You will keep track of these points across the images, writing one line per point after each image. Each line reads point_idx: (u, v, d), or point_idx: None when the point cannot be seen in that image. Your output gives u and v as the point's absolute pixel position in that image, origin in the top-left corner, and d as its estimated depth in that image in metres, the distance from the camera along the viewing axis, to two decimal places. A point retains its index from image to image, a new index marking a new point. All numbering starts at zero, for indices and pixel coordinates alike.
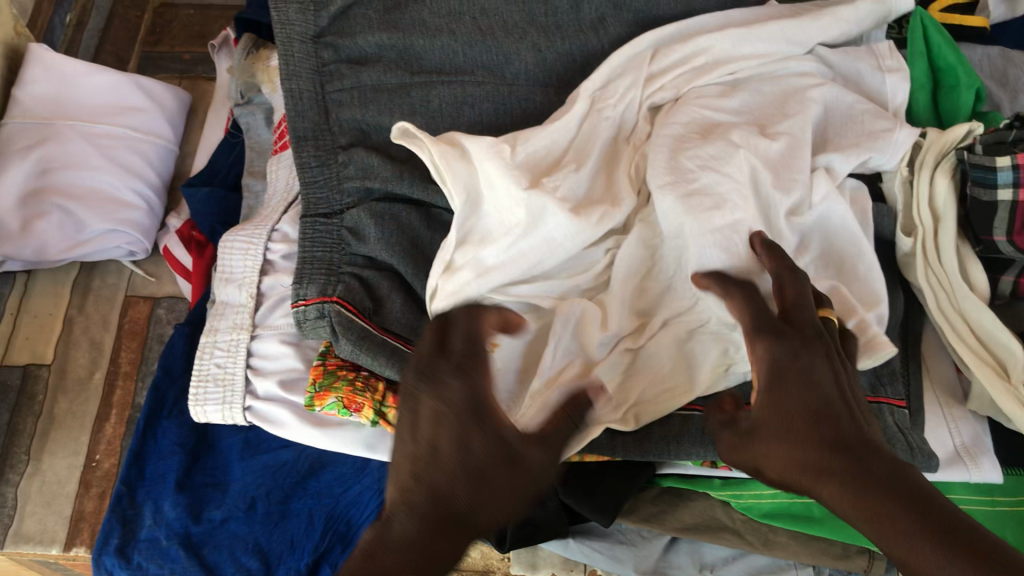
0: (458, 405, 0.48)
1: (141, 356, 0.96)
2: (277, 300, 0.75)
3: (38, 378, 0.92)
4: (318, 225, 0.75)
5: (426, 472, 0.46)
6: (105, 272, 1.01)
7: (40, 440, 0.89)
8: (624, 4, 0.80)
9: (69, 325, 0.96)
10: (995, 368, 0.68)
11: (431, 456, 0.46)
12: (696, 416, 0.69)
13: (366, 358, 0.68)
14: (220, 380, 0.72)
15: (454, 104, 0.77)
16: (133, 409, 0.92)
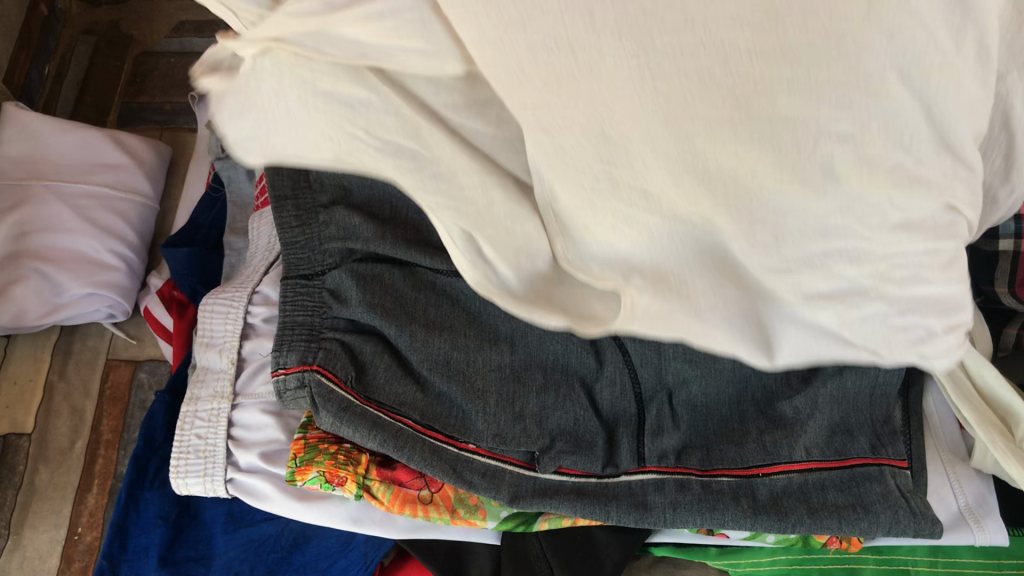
0: None
1: (123, 424, 0.96)
2: (257, 367, 0.74)
3: (18, 447, 0.93)
4: (299, 288, 0.73)
5: None
6: (86, 335, 1.01)
7: (20, 513, 0.90)
8: None
9: (49, 391, 0.96)
10: (1003, 429, 0.67)
11: None
12: (695, 479, 0.67)
13: (347, 430, 0.67)
14: (201, 452, 0.70)
15: None
16: (115, 480, 0.92)
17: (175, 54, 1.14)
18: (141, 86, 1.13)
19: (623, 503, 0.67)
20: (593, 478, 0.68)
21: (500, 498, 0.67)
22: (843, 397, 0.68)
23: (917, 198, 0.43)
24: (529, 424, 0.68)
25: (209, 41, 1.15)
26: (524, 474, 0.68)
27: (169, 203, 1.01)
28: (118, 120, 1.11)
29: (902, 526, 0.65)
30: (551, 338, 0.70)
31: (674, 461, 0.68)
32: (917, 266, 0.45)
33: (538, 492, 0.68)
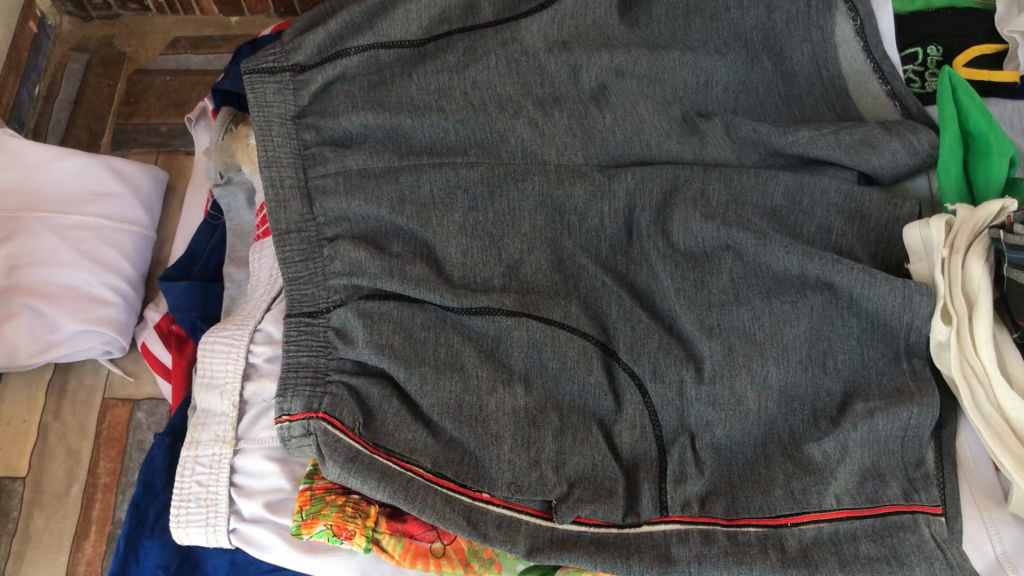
0: None
1: (121, 466, 0.93)
2: (260, 410, 0.70)
3: (11, 493, 0.90)
4: (302, 327, 0.69)
5: None
6: (81, 371, 0.98)
7: (15, 562, 0.87)
8: (626, 71, 0.76)
9: (44, 431, 0.94)
10: None
11: None
12: (721, 530, 0.64)
13: (356, 481, 0.63)
14: (202, 501, 0.67)
15: (445, 190, 0.70)
16: (113, 526, 0.89)
17: (170, 72, 1.12)
18: (137, 106, 1.10)
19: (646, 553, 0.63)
20: (614, 529, 0.65)
21: (516, 552, 0.64)
22: (874, 439, 0.65)
23: None
24: (546, 471, 0.65)
25: (205, 58, 1.13)
26: (542, 525, 0.65)
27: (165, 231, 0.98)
28: (113, 142, 1.08)
29: None
30: (568, 377, 0.68)
31: (699, 510, 0.65)
32: None
33: (556, 544, 0.64)
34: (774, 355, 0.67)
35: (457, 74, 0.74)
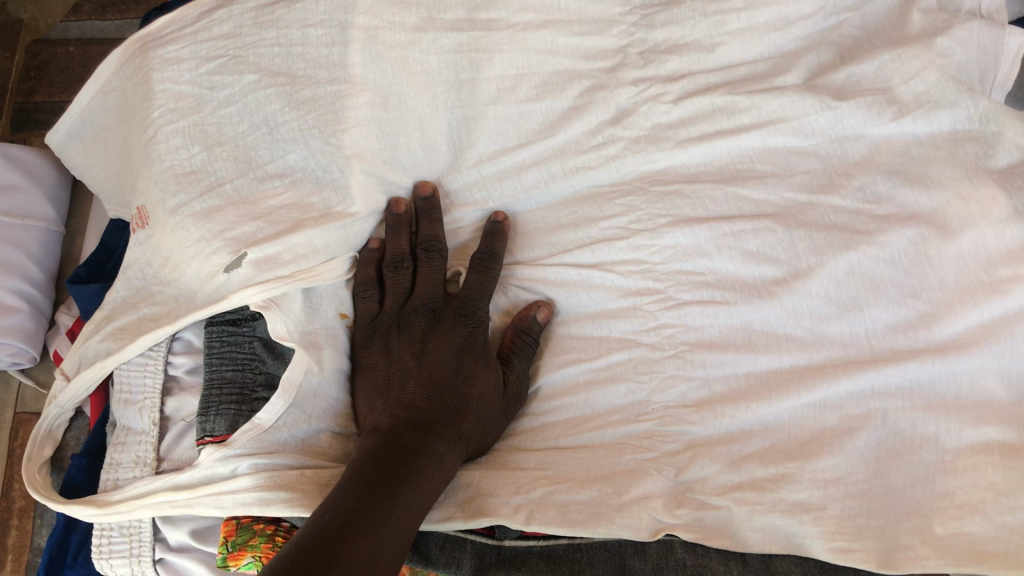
0: (378, 452, 0.58)
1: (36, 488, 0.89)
2: (185, 428, 0.65)
3: None
4: (225, 341, 0.64)
5: (416, 386, 0.62)
6: None
7: None
8: (560, 52, 0.70)
9: None
10: None
11: (426, 367, 0.63)
12: (680, 538, 0.62)
13: (285, 510, 0.57)
14: (126, 529, 0.62)
15: (391, 320, 0.66)
16: (33, 554, 0.87)
17: (74, 41, 1.04)
18: (43, 80, 1.02)
19: (601, 568, 0.61)
20: (562, 541, 0.62)
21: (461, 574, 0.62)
22: None
23: (693, 319, 0.66)
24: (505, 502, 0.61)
25: (113, 24, 1.05)
26: (486, 543, 0.63)
27: (78, 223, 0.89)
28: (12, 122, 1.01)
29: None
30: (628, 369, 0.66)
31: (664, 521, 0.61)
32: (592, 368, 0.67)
33: (505, 563, 0.62)
34: (752, 349, 0.65)
35: (390, 81, 0.68)
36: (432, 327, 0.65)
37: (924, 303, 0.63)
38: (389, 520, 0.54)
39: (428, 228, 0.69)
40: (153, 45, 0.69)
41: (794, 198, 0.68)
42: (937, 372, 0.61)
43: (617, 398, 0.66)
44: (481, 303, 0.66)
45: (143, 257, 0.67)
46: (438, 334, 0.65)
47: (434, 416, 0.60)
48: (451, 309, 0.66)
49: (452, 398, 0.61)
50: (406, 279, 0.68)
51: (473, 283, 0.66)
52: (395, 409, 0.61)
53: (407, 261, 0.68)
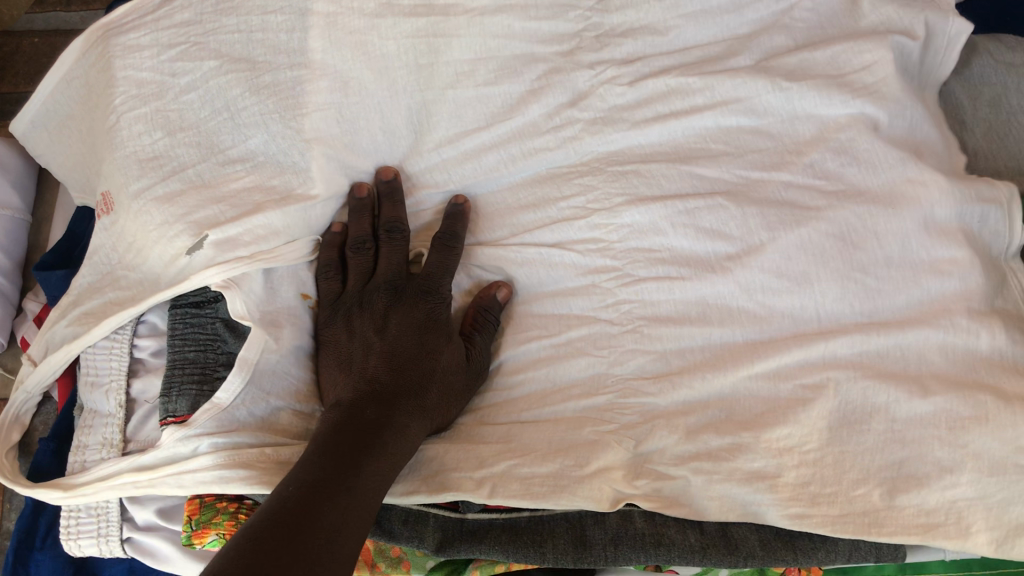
0: (339, 424, 0.58)
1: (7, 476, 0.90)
2: (150, 410, 0.66)
3: None
4: (188, 322, 0.65)
5: (377, 360, 0.63)
6: None
7: None
8: (516, 35, 0.71)
9: None
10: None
11: (388, 342, 0.64)
12: (639, 508, 0.63)
13: (242, 487, 0.58)
14: (93, 510, 0.62)
15: (353, 298, 0.67)
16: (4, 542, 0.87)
17: (40, 32, 1.04)
18: (11, 72, 1.03)
19: (563, 540, 0.62)
20: (524, 513, 0.64)
21: (425, 547, 0.63)
22: None
23: (650, 294, 0.67)
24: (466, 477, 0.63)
25: (79, 16, 1.07)
26: (449, 517, 0.64)
27: (44, 212, 0.89)
28: None
29: (864, 554, 0.62)
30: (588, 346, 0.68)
31: (623, 492, 0.62)
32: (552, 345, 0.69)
33: (468, 536, 0.63)
34: (708, 323, 0.66)
35: (350, 65, 0.68)
36: (394, 303, 0.66)
37: (872, 278, 0.65)
38: (354, 488, 0.55)
39: (390, 210, 0.70)
40: (115, 32, 0.70)
41: (748, 175, 0.69)
42: (886, 345, 0.63)
43: (576, 372, 0.67)
44: (442, 280, 0.67)
45: (107, 241, 0.68)
46: (400, 309, 0.65)
47: (396, 389, 0.61)
48: (413, 286, 0.67)
49: (414, 371, 0.62)
50: (368, 260, 0.69)
51: (434, 260, 0.67)
52: (357, 382, 0.62)
53: (370, 242, 0.69)
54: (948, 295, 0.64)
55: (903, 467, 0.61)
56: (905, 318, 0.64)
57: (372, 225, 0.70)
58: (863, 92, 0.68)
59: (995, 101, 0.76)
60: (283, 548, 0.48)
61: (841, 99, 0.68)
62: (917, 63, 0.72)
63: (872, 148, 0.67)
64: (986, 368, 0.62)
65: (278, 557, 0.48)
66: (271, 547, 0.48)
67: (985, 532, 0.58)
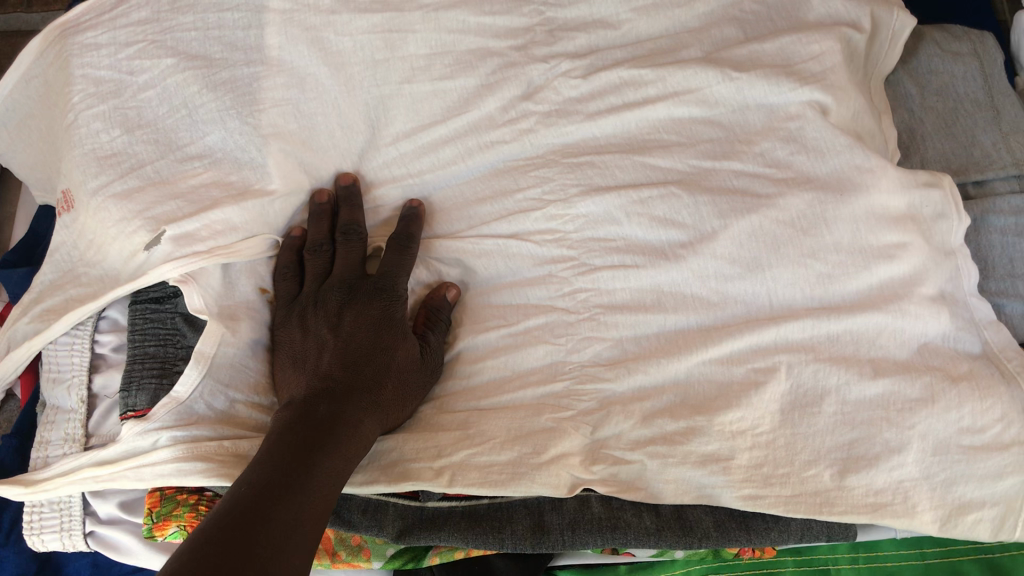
0: (293, 423, 0.59)
1: None
2: (111, 405, 0.66)
3: None
4: (148, 316, 0.66)
5: (332, 359, 0.64)
6: None
7: None
8: (471, 30, 0.72)
9: None
10: (991, 361, 0.63)
11: (342, 341, 0.64)
12: (595, 493, 0.65)
13: (196, 480, 0.59)
14: (55, 505, 0.63)
15: (309, 298, 0.68)
16: None
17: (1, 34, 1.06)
18: None
19: (521, 525, 0.64)
20: (482, 501, 0.65)
21: (385, 535, 0.64)
22: None
23: (606, 282, 0.69)
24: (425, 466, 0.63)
25: (40, 17, 1.08)
26: (409, 505, 0.65)
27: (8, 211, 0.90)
28: None
29: (814, 533, 0.63)
30: (546, 335, 0.69)
31: (581, 478, 0.63)
32: (510, 334, 0.69)
33: (427, 524, 0.64)
34: (663, 310, 0.67)
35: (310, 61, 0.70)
36: (347, 301, 0.67)
37: (822, 262, 0.66)
38: (307, 485, 0.55)
39: (348, 214, 0.70)
40: (73, 31, 0.71)
41: (699, 165, 0.70)
42: (836, 329, 0.65)
43: (535, 359, 0.68)
44: (395, 276, 0.68)
45: (67, 239, 0.68)
46: (353, 307, 0.66)
47: (350, 387, 0.62)
48: (367, 285, 0.67)
49: (367, 369, 0.63)
50: (324, 261, 0.69)
51: (388, 259, 0.68)
52: (312, 381, 0.63)
53: (327, 245, 0.70)
54: (896, 280, 0.65)
55: (853, 448, 0.62)
56: (856, 304, 0.65)
57: (329, 228, 0.71)
58: (811, 81, 0.70)
59: (943, 90, 0.78)
60: (237, 546, 0.49)
61: (789, 88, 0.70)
62: (863, 56, 0.74)
63: (821, 137, 0.68)
64: (931, 353, 0.64)
65: (233, 558, 0.48)
66: (225, 548, 0.49)
67: (930, 510, 0.60)
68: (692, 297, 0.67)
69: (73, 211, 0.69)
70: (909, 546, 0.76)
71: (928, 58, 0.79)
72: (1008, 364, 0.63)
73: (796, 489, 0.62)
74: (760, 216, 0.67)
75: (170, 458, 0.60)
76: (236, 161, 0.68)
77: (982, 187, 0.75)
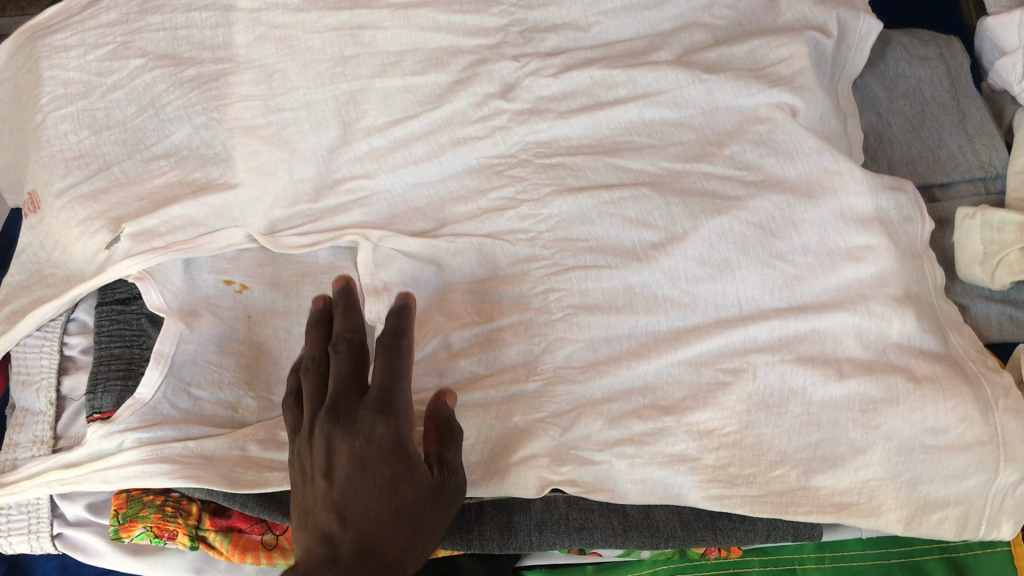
0: None
1: None
2: (79, 408, 0.66)
3: None
4: (113, 318, 0.67)
5: (327, 517, 0.49)
6: None
7: None
8: (440, 29, 0.73)
9: None
10: (953, 361, 0.64)
11: (339, 489, 0.50)
12: (563, 494, 0.65)
13: (161, 482, 0.59)
14: (23, 508, 0.63)
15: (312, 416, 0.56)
16: None
17: None
18: None
19: (490, 525, 0.64)
20: None
21: None
22: None
23: (579, 279, 0.68)
24: None
25: (13, 20, 1.10)
26: None
27: None
28: None
29: (778, 534, 0.64)
30: (517, 337, 0.69)
31: (548, 479, 0.64)
32: (482, 333, 0.69)
33: None
34: (634, 309, 0.67)
35: (278, 56, 0.71)
36: (337, 433, 0.51)
37: (791, 264, 0.66)
38: None
39: (344, 320, 0.57)
40: (43, 35, 0.73)
41: (669, 167, 0.71)
42: (803, 329, 0.65)
43: (509, 359, 0.68)
44: (392, 391, 0.52)
45: (36, 241, 0.69)
46: (343, 443, 0.50)
47: (351, 556, 0.47)
48: (364, 411, 0.51)
49: (370, 529, 0.48)
50: (316, 384, 0.55)
51: (380, 379, 0.52)
52: (309, 543, 0.49)
53: (317, 358, 0.57)
54: (864, 282, 0.65)
55: (818, 449, 0.62)
56: (825, 303, 0.65)
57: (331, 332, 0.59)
58: (779, 82, 0.70)
59: (910, 94, 0.79)
60: None
61: (758, 89, 0.70)
62: (832, 58, 0.75)
63: (791, 136, 0.69)
64: (897, 352, 0.63)
65: None
66: None
67: (895, 510, 0.61)
68: (663, 296, 0.67)
69: (41, 212, 0.70)
70: (874, 548, 0.76)
71: (895, 61, 0.80)
72: (968, 364, 0.64)
73: (760, 489, 0.62)
74: (728, 218, 0.67)
75: (134, 459, 0.60)
76: (189, 165, 0.70)
77: (946, 190, 0.76)
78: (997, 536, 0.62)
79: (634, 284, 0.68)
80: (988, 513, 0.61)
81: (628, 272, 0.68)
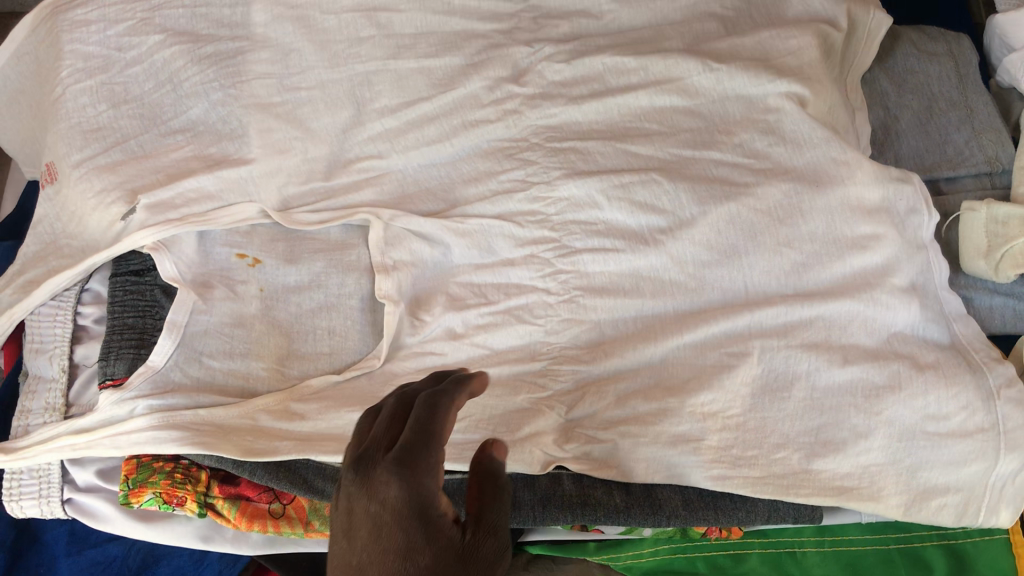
0: None
1: None
2: (90, 376, 0.67)
3: None
4: (126, 289, 0.68)
5: None
6: None
7: None
8: (455, 14, 0.74)
9: None
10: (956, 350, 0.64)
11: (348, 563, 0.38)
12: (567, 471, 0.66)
13: (172, 449, 0.60)
14: (35, 472, 0.64)
15: None
16: None
17: None
18: None
19: None
20: (458, 476, 0.66)
21: None
22: None
23: (587, 262, 0.69)
24: None
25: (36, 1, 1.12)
26: None
27: None
28: None
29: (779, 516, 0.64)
30: (525, 318, 0.69)
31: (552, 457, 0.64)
32: (489, 314, 0.70)
33: None
34: (640, 293, 0.68)
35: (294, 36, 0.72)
36: (353, 488, 0.40)
37: (797, 251, 0.67)
38: None
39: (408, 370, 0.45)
40: (65, 9, 0.74)
41: (679, 153, 0.71)
42: (807, 314, 0.65)
43: (515, 339, 0.69)
44: (419, 446, 0.39)
45: (52, 212, 0.70)
46: (358, 502, 0.39)
47: None
48: (382, 470, 0.39)
49: None
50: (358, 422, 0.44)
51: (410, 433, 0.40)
52: None
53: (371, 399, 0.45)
54: (868, 270, 0.65)
55: (820, 434, 0.63)
56: (830, 290, 0.66)
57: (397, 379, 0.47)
58: (787, 71, 0.71)
59: (918, 89, 0.80)
60: None
61: (768, 79, 0.70)
62: (840, 51, 0.76)
63: (801, 125, 0.69)
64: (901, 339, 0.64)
65: None
66: None
67: (894, 495, 0.61)
68: (670, 280, 0.68)
69: (57, 183, 0.71)
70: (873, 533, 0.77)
71: (903, 57, 0.81)
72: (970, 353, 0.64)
73: (762, 471, 0.63)
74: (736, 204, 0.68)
75: (145, 424, 0.61)
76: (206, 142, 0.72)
77: (953, 184, 0.77)
78: (997, 523, 0.62)
79: (641, 267, 0.68)
80: (988, 500, 0.61)
81: (635, 257, 0.68)
